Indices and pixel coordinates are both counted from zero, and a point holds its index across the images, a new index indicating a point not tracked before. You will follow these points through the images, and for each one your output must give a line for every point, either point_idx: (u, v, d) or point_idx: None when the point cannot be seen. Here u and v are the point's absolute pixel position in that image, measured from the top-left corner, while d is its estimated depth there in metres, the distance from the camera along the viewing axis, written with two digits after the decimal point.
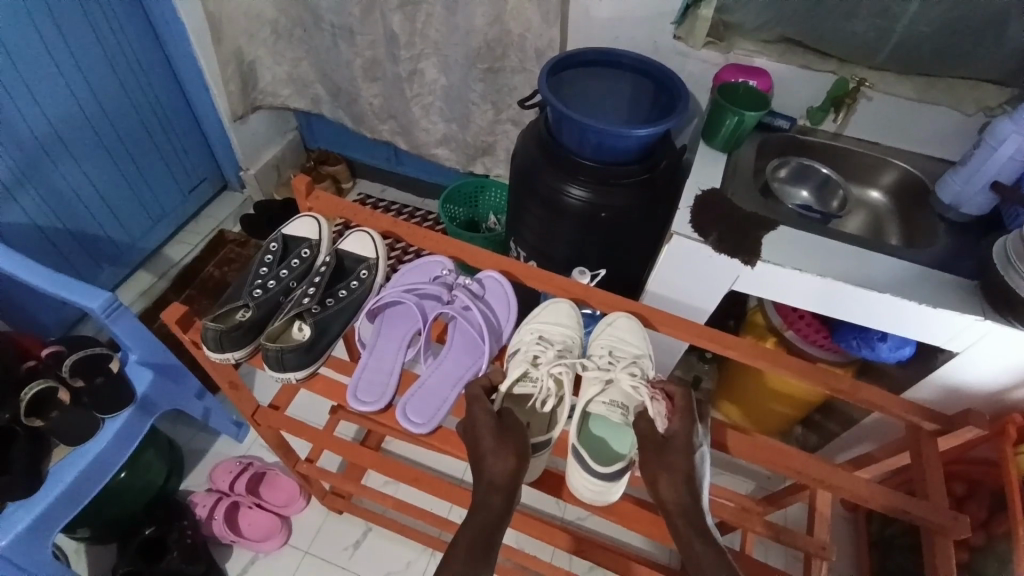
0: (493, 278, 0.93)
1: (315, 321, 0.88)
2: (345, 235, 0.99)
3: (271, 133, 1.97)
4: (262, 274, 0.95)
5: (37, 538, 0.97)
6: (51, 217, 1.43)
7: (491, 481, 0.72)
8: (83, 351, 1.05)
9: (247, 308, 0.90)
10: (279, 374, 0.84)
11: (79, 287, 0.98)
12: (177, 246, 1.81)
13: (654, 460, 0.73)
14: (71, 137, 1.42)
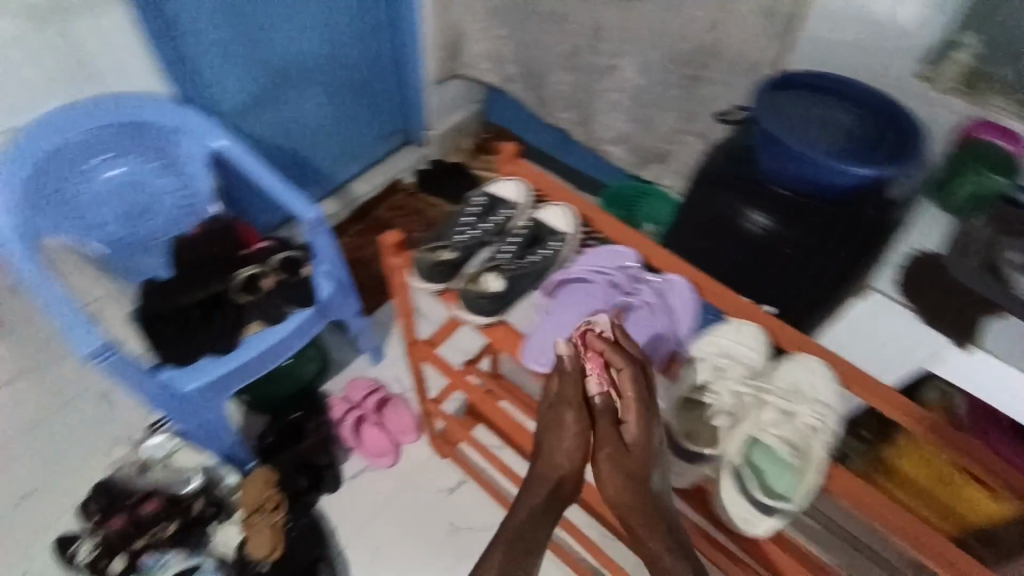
0: (680, 282, 0.88)
1: (509, 276, 0.94)
2: (542, 205, 1.02)
3: (460, 101, 2.10)
4: (464, 225, 1.04)
5: (214, 394, 1.13)
6: (278, 137, 1.62)
7: (555, 470, 0.88)
8: (290, 251, 1.27)
9: (453, 250, 0.99)
10: (468, 315, 0.91)
11: (301, 201, 1.20)
12: (361, 184, 1.97)
13: (619, 483, 0.83)
14: (314, 70, 1.59)
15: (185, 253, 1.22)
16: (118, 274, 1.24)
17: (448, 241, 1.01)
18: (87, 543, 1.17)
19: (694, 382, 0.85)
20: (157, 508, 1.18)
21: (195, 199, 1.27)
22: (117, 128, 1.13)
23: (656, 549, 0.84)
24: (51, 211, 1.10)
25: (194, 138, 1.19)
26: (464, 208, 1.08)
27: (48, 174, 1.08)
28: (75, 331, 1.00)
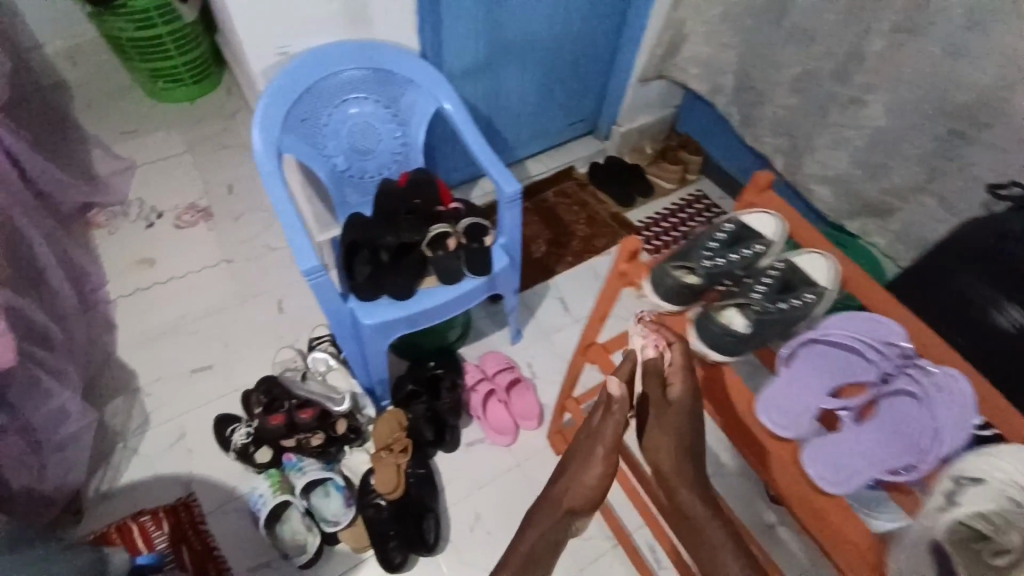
0: (959, 378, 0.75)
1: (756, 319, 0.88)
2: (801, 252, 0.93)
3: (656, 103, 2.02)
4: (704, 252, 0.95)
5: (381, 334, 1.20)
6: (482, 106, 1.67)
7: (586, 492, 0.86)
8: (479, 219, 1.26)
9: (695, 274, 0.94)
10: (703, 348, 0.88)
11: (504, 173, 1.22)
12: (536, 163, 2.00)
13: (662, 437, 0.82)
14: (533, 49, 1.61)
15: (388, 198, 1.28)
16: (333, 204, 1.33)
17: (691, 263, 0.95)
18: (246, 428, 1.30)
19: (972, 504, 0.63)
20: (312, 418, 1.26)
21: (410, 149, 1.35)
22: (370, 70, 1.22)
23: (694, 523, 0.79)
24: (300, 136, 1.19)
25: (429, 94, 1.27)
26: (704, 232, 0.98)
27: (306, 101, 1.17)
28: (296, 248, 1.06)
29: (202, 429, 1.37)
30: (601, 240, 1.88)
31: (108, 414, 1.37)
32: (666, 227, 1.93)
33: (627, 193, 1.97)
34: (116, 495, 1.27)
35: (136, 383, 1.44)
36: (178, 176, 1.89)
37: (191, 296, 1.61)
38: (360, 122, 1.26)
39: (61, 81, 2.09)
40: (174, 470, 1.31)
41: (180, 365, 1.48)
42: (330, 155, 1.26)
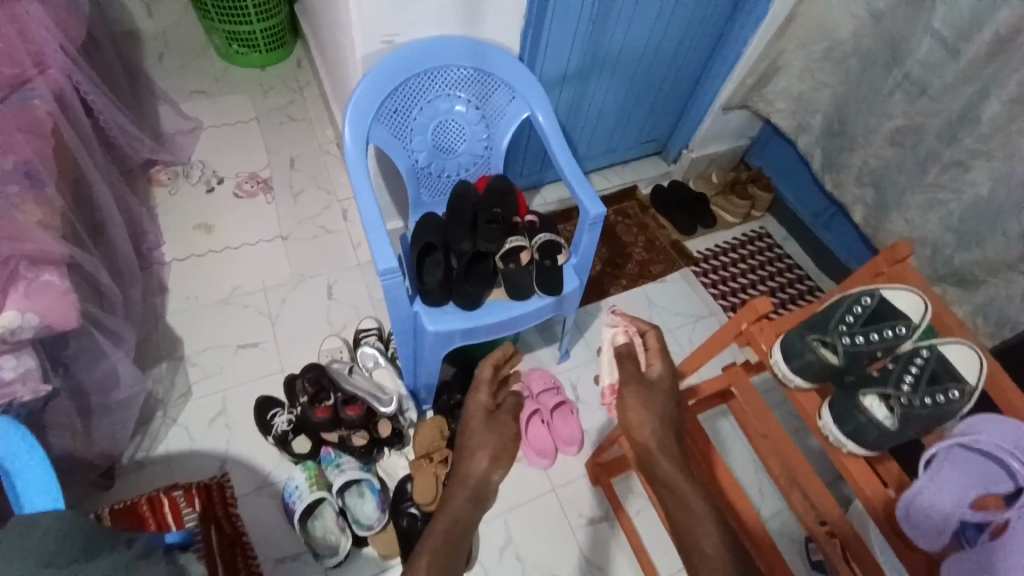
0: None
1: (901, 413, 0.83)
2: (951, 341, 0.87)
3: (732, 133, 1.95)
4: (842, 328, 0.90)
5: (442, 343, 1.16)
6: (560, 116, 1.63)
7: (499, 436, 0.97)
8: (555, 237, 1.22)
9: (832, 352, 0.89)
10: (839, 436, 0.85)
11: (591, 193, 1.17)
12: (599, 178, 1.94)
13: (643, 408, 0.88)
14: (622, 64, 1.56)
15: (465, 201, 1.24)
16: (408, 201, 1.28)
17: (827, 338, 0.90)
18: (288, 415, 1.27)
19: None
20: (359, 416, 1.23)
21: (492, 153, 1.32)
22: (468, 69, 1.20)
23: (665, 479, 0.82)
24: (389, 126, 1.17)
25: (522, 99, 1.25)
26: (836, 303, 0.93)
27: (400, 93, 1.15)
28: (376, 244, 1.04)
29: (243, 406, 1.35)
30: (658, 266, 1.82)
31: (151, 379, 1.36)
32: (726, 261, 1.87)
33: (689, 220, 1.91)
34: (152, 463, 1.26)
35: (183, 350, 1.42)
36: (243, 143, 1.88)
37: (244, 268, 1.59)
38: (448, 120, 1.23)
39: (137, 31, 2.08)
40: (212, 445, 1.29)
41: (227, 338, 1.46)
42: (414, 150, 1.23)
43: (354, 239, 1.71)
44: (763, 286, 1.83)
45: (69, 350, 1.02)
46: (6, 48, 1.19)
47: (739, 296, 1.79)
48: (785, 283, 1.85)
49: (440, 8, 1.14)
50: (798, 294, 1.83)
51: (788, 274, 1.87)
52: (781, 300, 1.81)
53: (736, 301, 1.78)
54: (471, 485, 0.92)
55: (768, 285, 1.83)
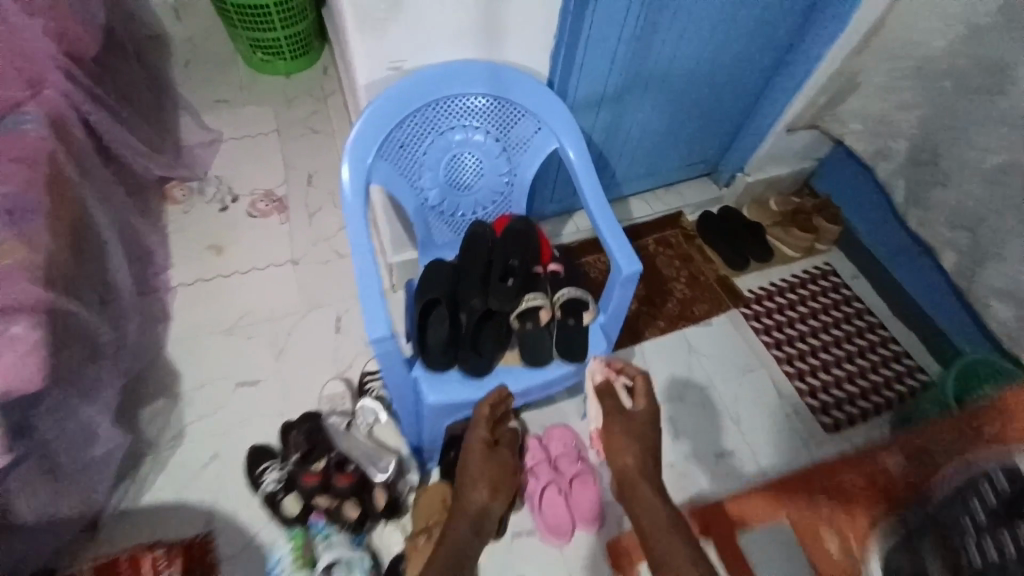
0: None
1: None
2: None
3: (796, 154, 1.70)
4: (960, 537, 0.46)
5: (444, 413, 1.02)
6: (597, 139, 1.44)
7: (499, 467, 0.94)
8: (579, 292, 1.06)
9: None
10: None
11: (624, 247, 1.00)
12: (640, 203, 1.75)
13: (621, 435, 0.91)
14: (671, 80, 1.36)
15: (478, 246, 1.08)
16: (417, 242, 1.14)
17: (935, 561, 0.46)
18: (278, 473, 1.18)
19: None
20: (349, 485, 1.12)
21: (514, 188, 1.16)
22: (487, 95, 1.04)
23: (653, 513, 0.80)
24: (395, 161, 1.03)
25: (549, 130, 1.08)
26: (957, 495, 0.48)
27: (409, 125, 1.01)
28: (369, 308, 0.90)
29: (237, 454, 1.27)
30: (701, 306, 1.61)
31: (147, 419, 1.29)
32: (782, 303, 1.63)
33: (740, 253, 1.68)
34: (139, 513, 1.20)
35: (180, 387, 1.35)
36: (260, 157, 1.79)
37: (251, 296, 1.50)
38: (464, 153, 1.08)
39: (165, 37, 2.02)
40: (200, 497, 1.22)
41: (227, 374, 1.38)
42: (425, 187, 1.09)
43: None
44: (825, 334, 1.59)
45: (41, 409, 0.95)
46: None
47: (795, 346, 1.56)
48: (852, 331, 1.60)
49: (455, 28, 0.98)
50: (867, 346, 1.58)
51: (856, 320, 1.62)
52: (846, 353, 1.56)
53: (792, 352, 1.55)
54: (469, 514, 0.89)
55: (831, 333, 1.59)
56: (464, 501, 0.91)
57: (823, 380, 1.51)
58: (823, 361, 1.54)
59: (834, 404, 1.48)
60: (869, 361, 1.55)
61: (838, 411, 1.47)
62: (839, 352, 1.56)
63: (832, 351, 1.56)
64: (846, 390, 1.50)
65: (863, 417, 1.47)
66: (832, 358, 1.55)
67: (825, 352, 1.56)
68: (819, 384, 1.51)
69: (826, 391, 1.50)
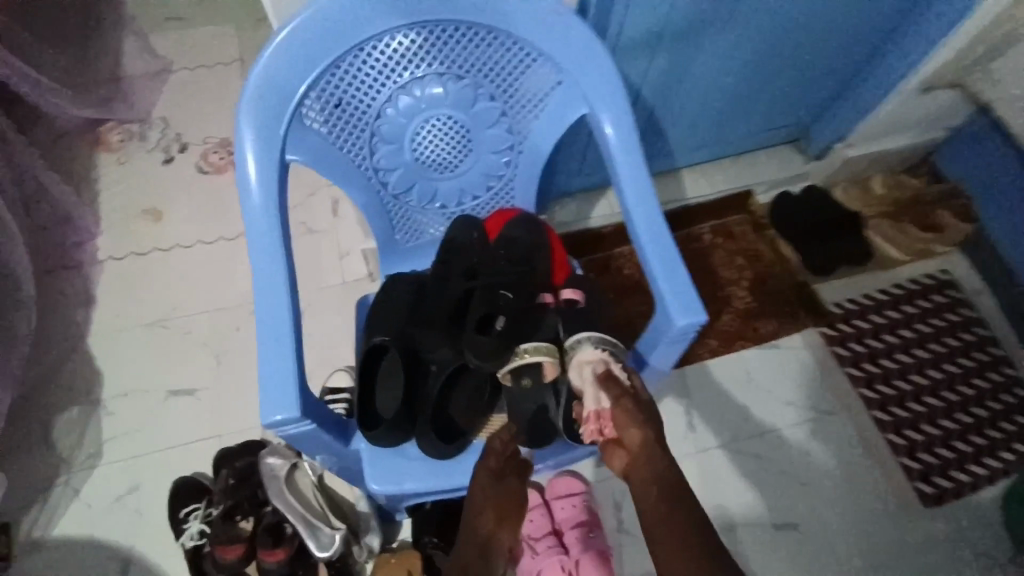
0: None
1: None
2: None
3: (923, 122, 1.25)
4: None
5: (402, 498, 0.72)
6: (648, 93, 1.03)
7: (508, 492, 0.65)
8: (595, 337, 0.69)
9: None
10: None
11: (684, 288, 0.66)
12: (697, 178, 1.33)
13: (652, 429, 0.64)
14: (764, 8, 0.92)
15: (461, 263, 0.74)
16: (376, 246, 0.80)
17: None
18: (199, 522, 0.92)
19: None
20: (280, 565, 0.84)
21: (518, 171, 0.79)
22: (476, 25, 0.66)
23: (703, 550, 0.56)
24: (332, 128, 0.68)
25: (574, 86, 0.70)
26: None
27: (352, 69, 0.65)
28: (271, 373, 0.58)
29: (162, 486, 1.02)
30: (768, 323, 1.24)
31: (58, 432, 1.05)
32: (880, 324, 1.25)
33: (828, 254, 1.28)
34: (45, 550, 0.98)
35: (100, 393, 1.08)
36: (219, 93, 1.42)
37: (195, 277, 1.21)
38: (440, 118, 0.71)
39: None
40: (114, 537, 0.99)
41: (159, 379, 1.11)
42: (382, 168, 0.73)
43: (343, 244, 1.21)
44: (933, 371, 1.20)
45: None
46: None
47: (892, 385, 1.19)
48: (970, 370, 1.20)
49: None
50: (989, 391, 1.18)
51: (976, 354, 1.21)
52: (960, 398, 1.18)
53: (888, 392, 1.18)
54: (478, 552, 0.62)
55: (943, 370, 1.20)
56: (465, 523, 0.64)
57: (926, 433, 1.15)
58: (929, 408, 1.17)
59: (938, 467, 1.12)
60: (989, 412, 1.17)
61: (941, 478, 1.11)
62: (951, 396, 1.18)
63: (942, 394, 1.18)
64: (955, 449, 1.14)
65: (974, 488, 1.11)
66: (942, 405, 1.17)
67: (932, 396, 1.18)
68: (919, 439, 1.14)
69: (929, 450, 1.14)
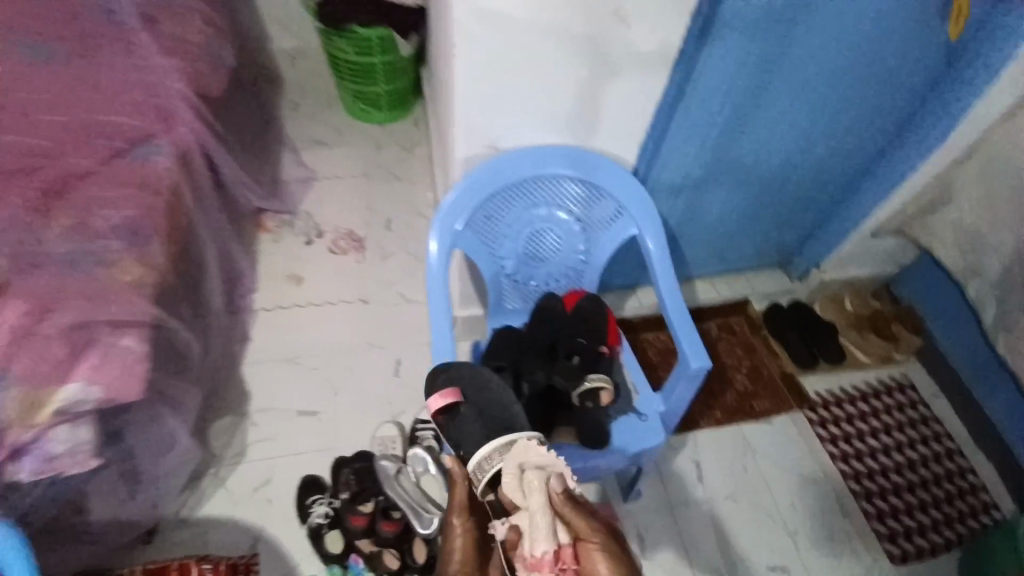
0: None
1: None
2: None
3: (878, 257, 1.67)
4: None
5: None
6: (672, 222, 1.47)
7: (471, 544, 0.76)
8: (499, 441, 0.73)
9: None
10: None
11: (696, 346, 1.00)
12: (706, 286, 1.73)
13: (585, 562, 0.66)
14: (752, 174, 1.39)
15: (547, 321, 1.10)
16: (488, 308, 1.18)
17: None
18: (326, 506, 1.24)
19: None
20: (393, 534, 1.14)
21: (587, 267, 1.19)
22: (574, 180, 1.10)
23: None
24: (480, 232, 1.10)
25: (629, 217, 1.13)
26: None
27: (498, 198, 1.09)
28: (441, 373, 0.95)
29: (288, 482, 1.32)
30: (762, 403, 1.55)
31: (213, 433, 1.37)
32: (853, 413, 1.56)
33: (809, 352, 1.63)
34: (193, 525, 1.25)
35: (247, 406, 1.42)
36: (351, 197, 1.91)
37: (323, 327, 1.59)
38: (543, 231, 1.14)
39: (277, 76, 2.15)
40: (250, 517, 1.27)
41: (291, 401, 1.45)
42: (502, 258, 1.14)
43: None
44: (897, 454, 1.49)
45: (128, 418, 1.02)
46: (141, 106, 1.27)
47: (863, 462, 1.47)
48: (928, 455, 1.49)
49: (553, 117, 1.05)
50: (943, 474, 1.47)
51: (932, 444, 1.51)
52: (919, 478, 1.46)
53: (859, 467, 1.46)
54: None
55: (904, 454, 1.49)
56: None
57: (892, 504, 1.41)
58: (894, 483, 1.44)
59: (902, 532, 1.37)
60: (944, 491, 1.44)
61: (905, 541, 1.36)
62: (912, 475, 1.46)
63: (904, 473, 1.46)
64: (917, 519, 1.39)
65: (933, 552, 1.36)
66: (904, 481, 1.45)
67: (897, 475, 1.45)
68: (887, 508, 1.41)
69: (896, 517, 1.39)
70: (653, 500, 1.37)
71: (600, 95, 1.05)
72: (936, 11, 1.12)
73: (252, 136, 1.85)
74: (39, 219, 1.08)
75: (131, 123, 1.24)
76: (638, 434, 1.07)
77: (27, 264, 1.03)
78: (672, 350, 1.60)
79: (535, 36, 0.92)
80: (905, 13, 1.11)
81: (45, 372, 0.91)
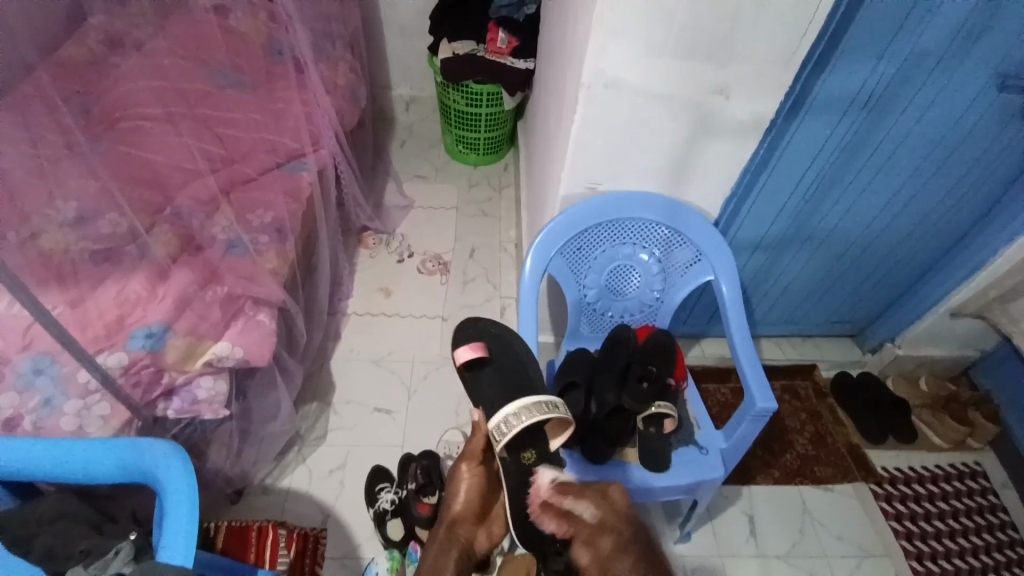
0: None
1: None
2: None
3: (957, 339, 1.63)
4: None
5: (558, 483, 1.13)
6: (747, 277, 1.54)
7: (478, 484, 0.92)
8: (533, 400, 0.94)
9: None
10: None
11: (764, 386, 1.07)
12: (772, 346, 1.76)
13: (595, 515, 0.84)
14: (830, 241, 1.45)
15: (619, 349, 1.16)
16: (566, 330, 1.31)
17: None
18: (393, 495, 1.35)
19: None
20: None
21: (662, 305, 1.30)
22: (661, 225, 1.23)
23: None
24: (571, 260, 1.24)
25: (707, 263, 1.23)
26: None
27: (591, 233, 1.22)
28: None
29: (360, 469, 1.45)
30: (824, 469, 1.54)
31: (300, 415, 1.52)
32: (920, 492, 1.52)
33: (881, 428, 1.60)
34: (273, 493, 1.39)
35: (332, 396, 1.58)
36: (441, 227, 2.08)
37: (403, 336, 1.74)
38: (626, 265, 1.26)
39: (392, 120, 2.47)
40: (323, 496, 1.40)
41: (370, 399, 1.58)
42: (587, 285, 1.27)
43: None
44: (963, 539, 1.44)
45: (251, 381, 1.28)
46: (298, 131, 1.55)
47: (928, 543, 1.43)
48: (992, 543, 1.45)
49: (648, 168, 1.19)
50: (1005, 563, 1.42)
51: (998, 532, 1.47)
52: (983, 565, 1.41)
53: (924, 548, 1.42)
54: (457, 543, 0.86)
55: (971, 540, 1.45)
56: (447, 528, 0.88)
57: None
58: (956, 567, 1.40)
59: None
60: None
61: None
62: (975, 562, 1.41)
63: (969, 558, 1.41)
64: None
65: None
66: (967, 567, 1.40)
67: (961, 559, 1.41)
68: None
69: None
70: (702, 546, 1.38)
71: (693, 154, 1.18)
72: (1020, 110, 1.17)
73: (364, 164, 2.10)
74: (209, 212, 1.31)
75: (287, 144, 1.52)
76: (698, 466, 1.12)
77: (194, 246, 1.25)
78: (732, 403, 1.62)
79: (643, 101, 1.07)
80: (987, 111, 1.18)
81: (205, 328, 1.14)
